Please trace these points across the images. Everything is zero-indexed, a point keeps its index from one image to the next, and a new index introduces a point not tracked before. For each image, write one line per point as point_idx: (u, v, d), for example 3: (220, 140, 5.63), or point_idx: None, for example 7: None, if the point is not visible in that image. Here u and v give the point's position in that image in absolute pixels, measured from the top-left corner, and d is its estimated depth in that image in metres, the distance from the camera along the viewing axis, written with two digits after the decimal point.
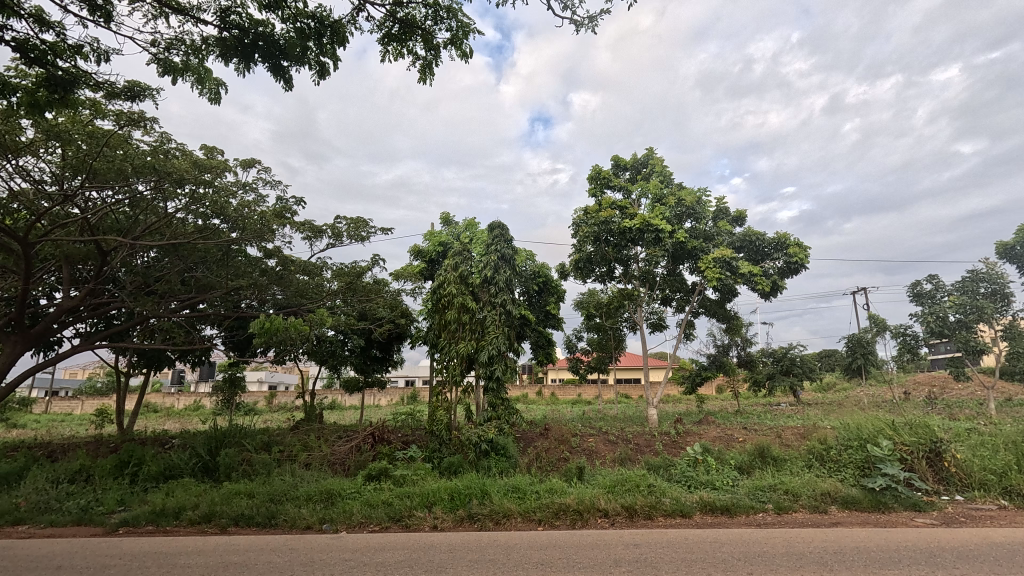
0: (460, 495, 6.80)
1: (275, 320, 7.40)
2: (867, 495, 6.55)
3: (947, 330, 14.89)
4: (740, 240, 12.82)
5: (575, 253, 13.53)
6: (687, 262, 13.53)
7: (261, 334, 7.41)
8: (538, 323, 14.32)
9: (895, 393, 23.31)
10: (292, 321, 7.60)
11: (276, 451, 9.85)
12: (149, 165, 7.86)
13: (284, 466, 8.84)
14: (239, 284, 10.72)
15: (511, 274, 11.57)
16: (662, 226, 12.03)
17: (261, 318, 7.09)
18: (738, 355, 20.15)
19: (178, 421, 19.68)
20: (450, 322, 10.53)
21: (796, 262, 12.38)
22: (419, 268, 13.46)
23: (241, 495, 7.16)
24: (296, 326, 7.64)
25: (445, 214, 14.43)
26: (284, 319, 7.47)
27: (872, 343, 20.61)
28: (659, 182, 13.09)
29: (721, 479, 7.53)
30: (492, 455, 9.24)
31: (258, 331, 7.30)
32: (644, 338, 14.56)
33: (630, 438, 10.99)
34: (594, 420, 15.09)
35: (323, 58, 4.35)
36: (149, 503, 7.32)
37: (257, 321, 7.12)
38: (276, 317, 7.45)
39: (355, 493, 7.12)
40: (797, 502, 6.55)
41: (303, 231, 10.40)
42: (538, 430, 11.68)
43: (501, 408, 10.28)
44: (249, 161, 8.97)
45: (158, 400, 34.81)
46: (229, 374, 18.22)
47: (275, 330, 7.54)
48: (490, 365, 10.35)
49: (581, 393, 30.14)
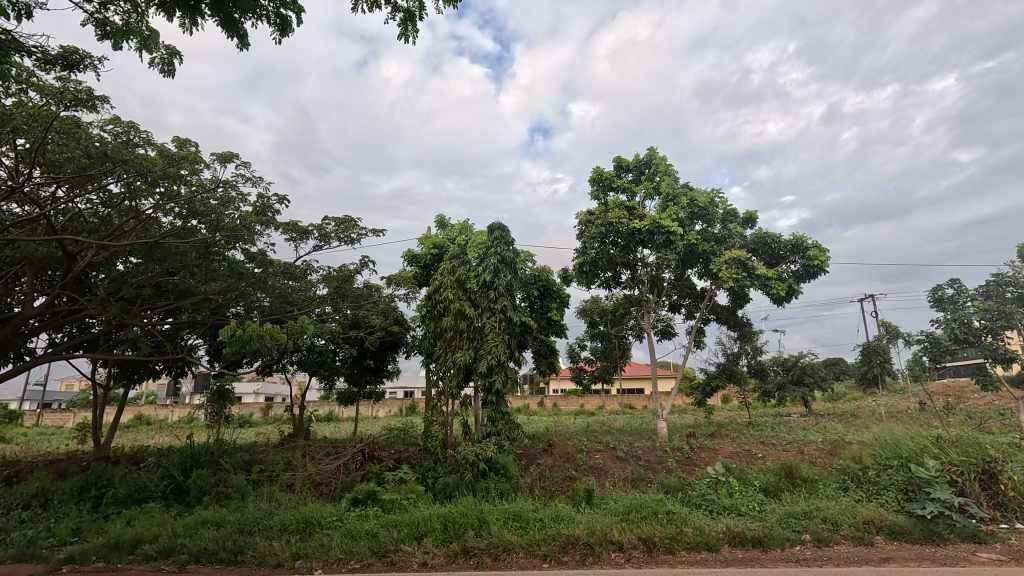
0: (455, 525, 6.01)
1: (249, 328, 6.67)
2: (917, 525, 5.77)
3: (972, 336, 14.14)
4: (754, 242, 12.08)
5: (580, 257, 12.82)
6: (697, 266, 12.89)
7: (233, 343, 6.65)
8: (541, 330, 13.56)
9: (911, 403, 22.44)
10: (268, 328, 6.86)
11: (258, 471, 9.05)
12: (108, 154, 7.17)
13: (262, 489, 8.05)
14: (220, 289, 9.82)
15: (512, 278, 10.50)
16: (672, 227, 11.37)
17: (235, 325, 6.34)
18: (749, 364, 19.34)
19: (164, 435, 18.82)
20: (446, 330, 9.93)
21: (815, 265, 11.66)
22: (413, 273, 12.77)
23: (208, 525, 6.37)
24: (272, 334, 6.88)
25: (440, 215, 13.71)
26: (260, 327, 6.73)
27: (888, 351, 19.80)
28: (668, 181, 12.39)
29: (749, 505, 6.73)
30: (491, 475, 8.46)
31: (230, 339, 6.56)
32: (652, 347, 13.78)
33: (641, 455, 10.19)
34: (600, 434, 14.32)
35: (281, 9, 3.87)
36: (105, 533, 6.53)
37: (229, 329, 6.36)
38: (249, 324, 6.69)
39: (336, 522, 6.34)
40: (837, 533, 5.77)
41: (288, 232, 9.71)
42: (541, 446, 10.88)
43: (501, 423, 9.49)
44: (227, 154, 8.29)
45: (152, 411, 34.02)
46: (217, 386, 17.38)
47: (250, 340, 6.79)
48: (489, 377, 9.61)
49: (583, 404, 29.24)
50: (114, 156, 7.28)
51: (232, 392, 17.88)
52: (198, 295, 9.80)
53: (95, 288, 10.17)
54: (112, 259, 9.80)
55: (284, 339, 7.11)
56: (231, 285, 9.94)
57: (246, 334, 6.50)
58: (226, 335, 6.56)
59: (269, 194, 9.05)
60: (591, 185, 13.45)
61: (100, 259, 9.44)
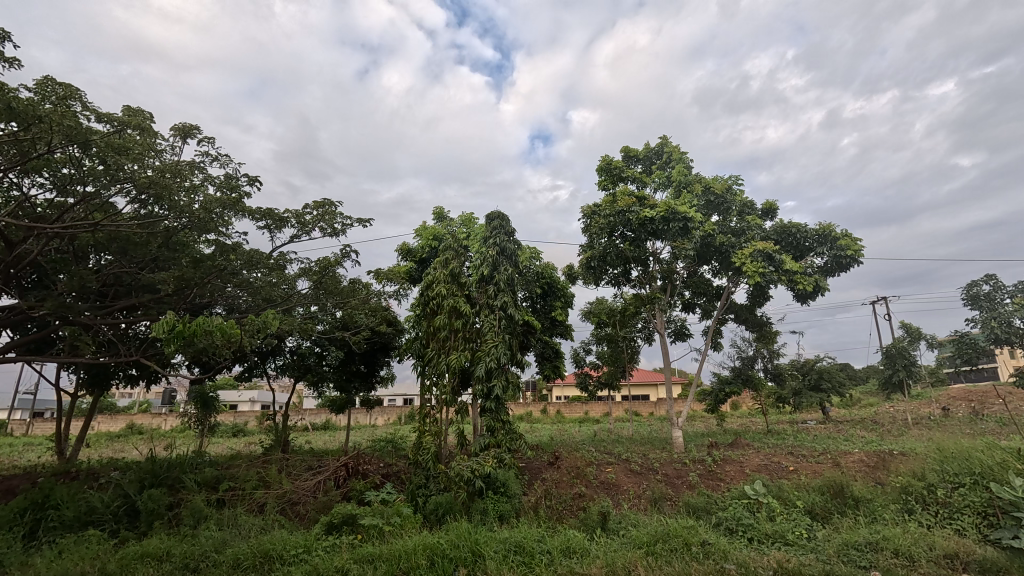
0: (443, 561, 4.99)
1: (194, 323, 5.57)
2: (1013, 558, 4.67)
3: (1013, 336, 13.11)
4: (778, 233, 10.99)
5: (586, 250, 11.78)
6: (714, 261, 11.88)
7: (173, 340, 5.54)
8: (544, 331, 12.51)
9: (933, 409, 21.26)
10: (219, 323, 5.81)
11: (224, 490, 7.98)
12: (35, 116, 6.07)
13: (227, 512, 7.00)
14: (188, 285, 8.64)
15: (514, 271, 9.48)
16: (690, 214, 10.29)
17: (173, 319, 5.15)
18: (765, 368, 18.25)
19: (145, 447, 17.63)
20: (439, 330, 8.83)
21: (846, 257, 10.57)
22: (407, 268, 11.78)
23: (147, 560, 5.29)
24: (224, 329, 5.79)
25: (440, 208, 12.73)
26: (207, 324, 5.63)
27: (912, 353, 18.67)
28: (682, 168, 11.43)
29: (795, 533, 5.67)
30: (489, 494, 7.40)
31: (166, 336, 5.45)
32: (665, 349, 12.74)
33: (658, 468, 9.11)
34: (609, 444, 13.25)
35: None
36: (28, 569, 5.44)
37: (164, 325, 5.18)
38: (197, 318, 5.60)
39: (303, 555, 5.28)
40: (913, 569, 4.68)
41: (264, 220, 8.73)
42: (546, 458, 9.81)
43: (502, 433, 8.44)
44: (188, 128, 7.28)
45: (145, 420, 32.85)
46: (199, 394, 16.24)
47: (196, 337, 5.72)
48: (488, 381, 8.56)
49: (588, 411, 28.09)
50: (49, 122, 6.15)
51: (216, 401, 16.73)
52: (164, 292, 8.63)
53: (52, 286, 9.11)
54: (72, 253, 8.78)
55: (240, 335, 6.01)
56: (201, 280, 8.70)
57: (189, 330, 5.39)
58: (163, 330, 5.44)
59: (238, 175, 8.01)
60: (597, 175, 12.42)
61: (54, 248, 8.43)
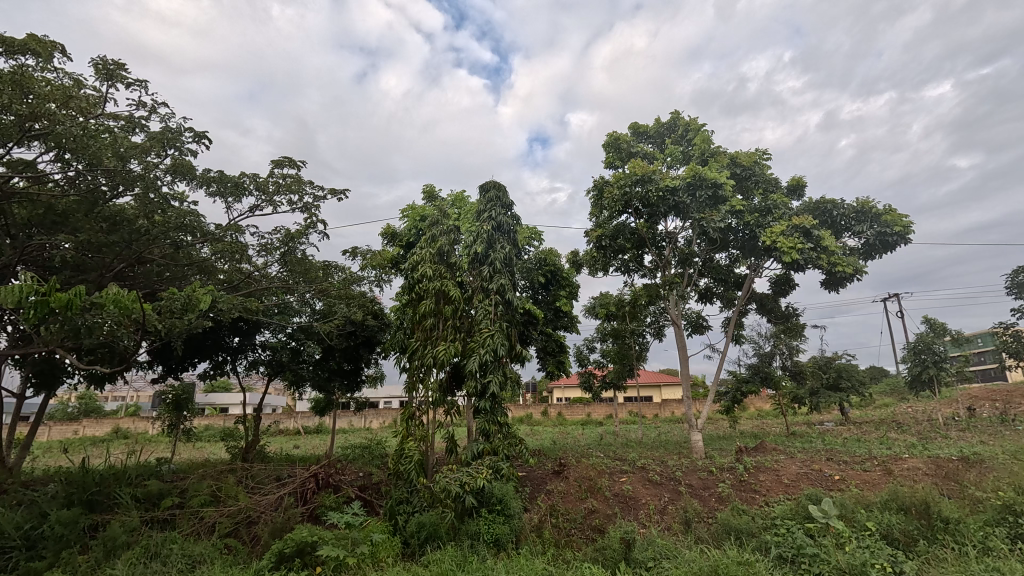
0: None
1: (71, 293, 3.87)
2: None
3: None
4: (811, 209, 9.76)
5: (595, 231, 10.53)
6: (736, 244, 10.67)
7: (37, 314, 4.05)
8: (547, 323, 11.21)
9: (959, 409, 19.98)
10: (114, 297, 4.12)
11: (167, 508, 6.70)
12: None
13: (159, 539, 5.71)
14: (108, 261, 6.75)
15: (512, 250, 8.18)
16: (720, 177, 9.10)
17: (25, 282, 3.64)
18: (783, 366, 16.97)
19: (114, 452, 16.25)
20: (425, 318, 7.55)
21: (891, 235, 9.33)
22: (392, 252, 10.48)
23: None
24: (122, 308, 4.09)
25: (429, 185, 11.45)
26: (95, 295, 4.12)
27: (942, 349, 17.37)
28: (704, 137, 10.20)
29: (878, 567, 4.35)
30: (483, 514, 6.15)
31: (25, 308, 3.72)
32: (681, 342, 11.49)
33: (681, 479, 7.82)
34: (618, 447, 12.04)
35: None
36: None
37: (15, 293, 3.67)
38: (74, 286, 3.88)
39: None
40: None
41: (223, 189, 7.46)
42: (549, 467, 8.52)
43: (498, 438, 7.19)
44: (118, 63, 6.03)
45: (131, 424, 31.22)
46: (173, 395, 14.77)
47: (86, 317, 4.31)
48: (482, 377, 7.27)
49: (591, 413, 26.76)
50: None
51: (192, 402, 15.29)
52: (87, 272, 6.90)
53: None
54: None
55: (151, 314, 4.60)
56: (131, 255, 6.85)
57: (62, 301, 3.81)
58: (17, 299, 3.74)
59: (181, 130, 6.64)
60: (604, 151, 11.09)
61: None
